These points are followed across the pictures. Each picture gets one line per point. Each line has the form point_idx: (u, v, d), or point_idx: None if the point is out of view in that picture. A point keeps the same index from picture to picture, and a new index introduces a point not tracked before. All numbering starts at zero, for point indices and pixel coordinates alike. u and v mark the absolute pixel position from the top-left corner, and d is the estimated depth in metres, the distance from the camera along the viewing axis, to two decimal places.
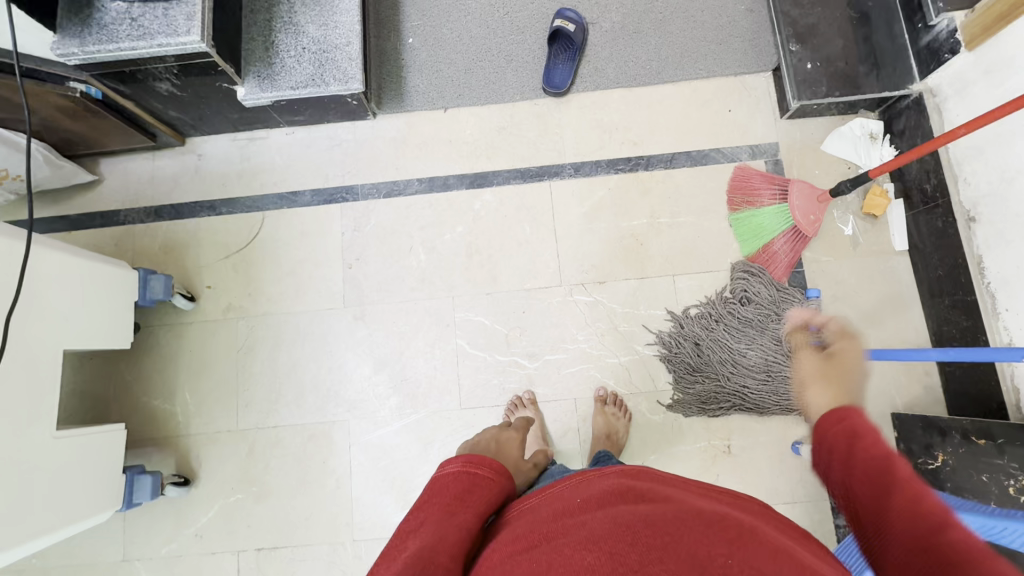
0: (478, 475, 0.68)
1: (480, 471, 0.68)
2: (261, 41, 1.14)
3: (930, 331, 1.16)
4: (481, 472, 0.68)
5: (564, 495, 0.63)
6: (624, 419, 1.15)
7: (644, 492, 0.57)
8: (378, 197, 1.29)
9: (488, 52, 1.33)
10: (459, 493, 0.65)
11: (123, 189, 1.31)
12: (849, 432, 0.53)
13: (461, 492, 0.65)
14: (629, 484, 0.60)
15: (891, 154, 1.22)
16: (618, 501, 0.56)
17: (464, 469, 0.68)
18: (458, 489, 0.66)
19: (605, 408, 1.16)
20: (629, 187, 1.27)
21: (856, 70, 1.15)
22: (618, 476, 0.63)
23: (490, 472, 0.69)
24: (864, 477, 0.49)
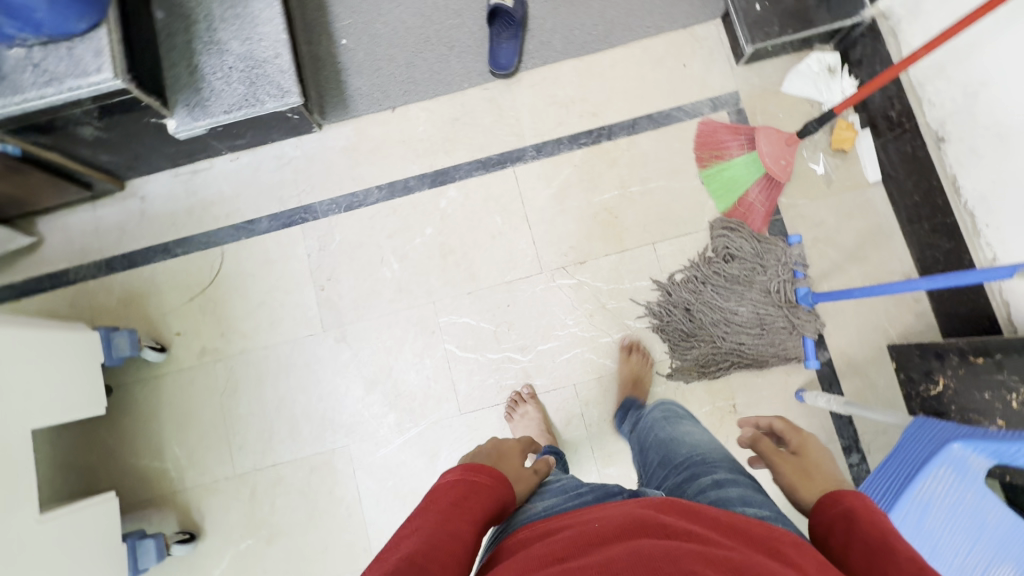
0: (479, 480, 0.70)
1: (479, 478, 0.70)
2: (183, 66, 1.06)
3: (915, 258, 1.16)
4: (480, 478, 0.70)
5: (580, 519, 0.60)
6: (648, 365, 1.15)
7: (668, 525, 0.55)
8: (339, 211, 1.23)
9: (427, 41, 1.27)
10: (458, 498, 0.66)
11: (68, 246, 1.23)
12: (845, 506, 0.57)
13: (459, 496, 0.67)
14: (652, 513, 0.57)
15: (851, 85, 1.19)
16: (638, 530, 0.54)
17: (465, 477, 0.70)
18: (457, 495, 0.67)
19: (629, 356, 1.15)
20: (595, 161, 1.23)
21: (806, 3, 1.11)
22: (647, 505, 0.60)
23: (489, 478, 0.71)
24: (863, 549, 0.51)
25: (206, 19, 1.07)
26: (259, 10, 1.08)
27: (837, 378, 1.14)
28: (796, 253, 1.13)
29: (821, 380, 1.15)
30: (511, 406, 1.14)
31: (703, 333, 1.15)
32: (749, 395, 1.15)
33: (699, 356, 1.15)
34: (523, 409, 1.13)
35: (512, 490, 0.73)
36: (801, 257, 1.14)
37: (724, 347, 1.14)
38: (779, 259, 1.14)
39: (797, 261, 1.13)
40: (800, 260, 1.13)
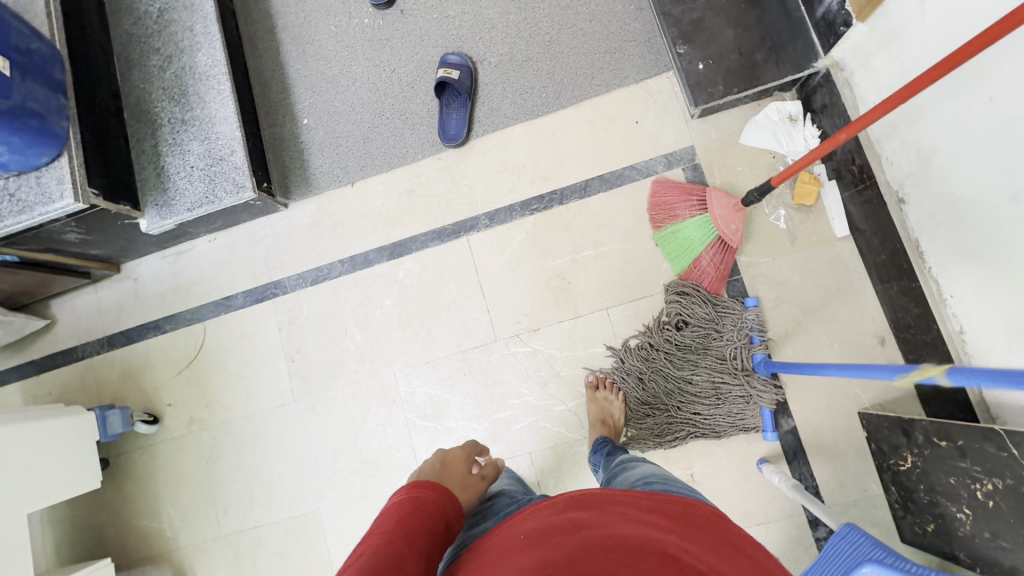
0: (426, 495, 0.72)
1: (424, 494, 0.72)
2: (151, 169, 1.16)
3: (888, 319, 1.08)
4: (426, 493, 0.72)
5: (503, 530, 0.64)
6: (617, 402, 1.13)
7: (582, 522, 0.60)
8: (305, 285, 1.29)
9: (382, 115, 1.31)
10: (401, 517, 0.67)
11: (76, 325, 1.37)
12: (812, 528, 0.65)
13: (403, 514, 0.68)
14: (569, 512, 0.62)
15: (813, 135, 1.13)
16: (554, 535, 0.58)
17: (409, 496, 0.71)
18: (401, 512, 0.68)
19: (597, 394, 1.14)
20: (547, 226, 1.23)
21: (752, 58, 1.06)
22: (562, 503, 0.64)
23: (436, 493, 0.72)
24: None
25: (171, 123, 1.17)
26: (216, 111, 1.16)
27: (801, 449, 1.09)
28: (752, 317, 1.11)
29: (785, 450, 1.10)
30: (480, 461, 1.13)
31: (658, 402, 1.13)
32: (709, 464, 1.12)
33: (654, 425, 1.13)
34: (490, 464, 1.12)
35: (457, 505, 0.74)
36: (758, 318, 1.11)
37: (679, 416, 1.12)
38: (736, 323, 1.12)
39: (755, 325, 1.11)
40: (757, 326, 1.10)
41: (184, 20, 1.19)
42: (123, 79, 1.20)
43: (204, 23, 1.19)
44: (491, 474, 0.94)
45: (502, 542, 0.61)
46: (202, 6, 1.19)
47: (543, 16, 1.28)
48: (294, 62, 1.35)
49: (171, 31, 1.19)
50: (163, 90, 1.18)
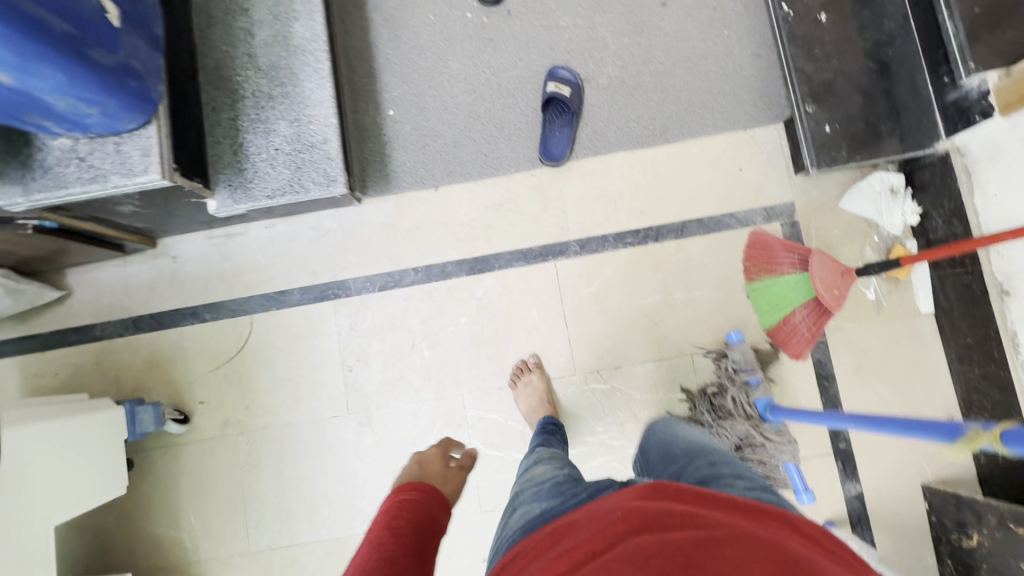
0: (410, 497, 0.72)
1: (407, 494, 0.72)
2: (227, 144, 1.03)
3: (960, 397, 1.13)
4: (408, 496, 0.72)
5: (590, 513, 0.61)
6: None
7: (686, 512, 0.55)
8: (373, 290, 1.20)
9: (477, 119, 1.23)
10: (392, 521, 0.67)
11: (96, 301, 1.21)
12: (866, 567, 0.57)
13: (391, 518, 0.67)
14: (666, 500, 0.58)
15: (914, 210, 1.14)
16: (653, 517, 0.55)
17: (397, 501, 0.71)
18: (390, 517, 0.68)
19: None
20: (639, 262, 1.19)
21: (877, 128, 1.07)
22: (653, 491, 0.60)
23: (417, 494, 0.73)
24: None
25: (255, 96, 1.04)
26: (310, 91, 1.04)
27: (866, 515, 1.13)
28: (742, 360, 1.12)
29: (850, 514, 1.13)
30: (516, 372, 1.16)
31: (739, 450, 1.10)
32: None
33: None
34: (529, 377, 1.15)
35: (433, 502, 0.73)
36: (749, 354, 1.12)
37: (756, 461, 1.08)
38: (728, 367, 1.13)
39: (742, 363, 1.12)
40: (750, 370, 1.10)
41: None
42: (200, 37, 1.06)
43: None
44: (468, 463, 0.94)
45: (591, 523, 0.57)
46: None
47: (657, 45, 1.23)
48: (384, 46, 1.24)
49: None
50: (249, 58, 1.05)
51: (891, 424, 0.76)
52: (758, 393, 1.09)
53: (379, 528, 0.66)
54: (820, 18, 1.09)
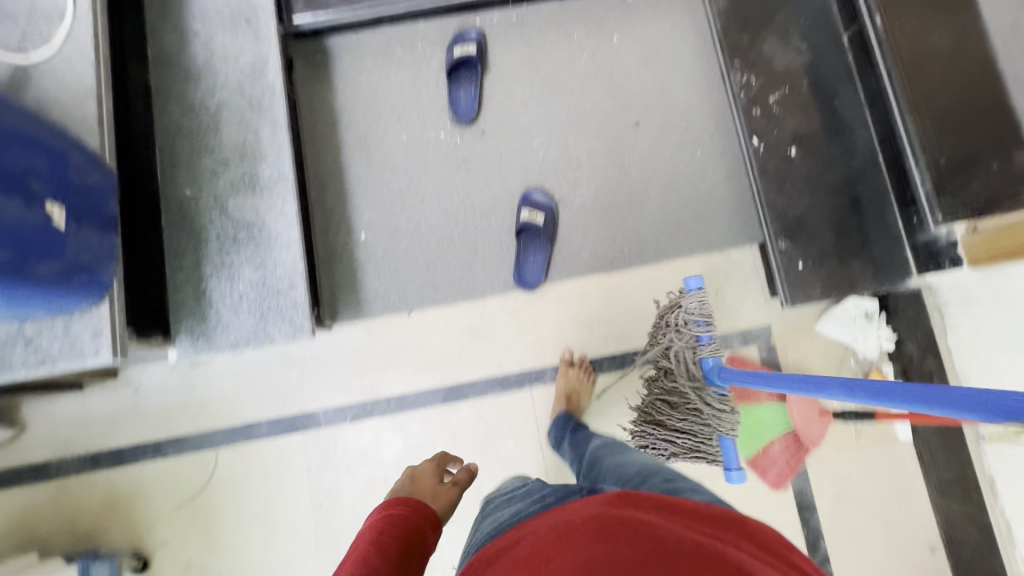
0: (397, 513, 0.65)
1: (399, 509, 0.66)
2: (189, 290, 1.00)
3: (940, 527, 1.12)
4: (399, 510, 0.65)
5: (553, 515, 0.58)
6: None
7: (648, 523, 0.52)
8: (344, 421, 1.16)
9: (451, 242, 1.21)
10: (378, 534, 0.60)
11: (53, 436, 1.15)
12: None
13: (377, 533, 0.61)
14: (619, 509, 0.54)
15: (889, 334, 1.12)
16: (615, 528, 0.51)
17: (384, 515, 0.65)
18: (375, 532, 0.61)
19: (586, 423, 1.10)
20: (616, 388, 1.18)
21: (850, 267, 1.07)
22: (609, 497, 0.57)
23: (406, 509, 0.66)
24: None
25: (219, 240, 1.01)
26: (276, 233, 1.02)
27: None
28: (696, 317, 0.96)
29: None
30: None
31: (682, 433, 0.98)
32: None
33: None
34: None
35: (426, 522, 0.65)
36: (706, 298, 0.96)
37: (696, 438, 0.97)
38: (679, 318, 0.98)
39: (698, 314, 0.96)
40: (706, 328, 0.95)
41: (248, 122, 1.05)
42: (163, 177, 1.03)
43: (272, 129, 1.05)
44: (466, 479, 0.87)
45: (550, 528, 0.54)
46: (270, 109, 1.05)
47: (630, 166, 1.23)
48: (355, 168, 1.23)
49: (229, 130, 1.04)
50: (213, 199, 1.02)
51: (928, 400, 0.54)
52: (705, 351, 0.95)
53: (362, 542, 0.60)
54: (790, 152, 1.09)
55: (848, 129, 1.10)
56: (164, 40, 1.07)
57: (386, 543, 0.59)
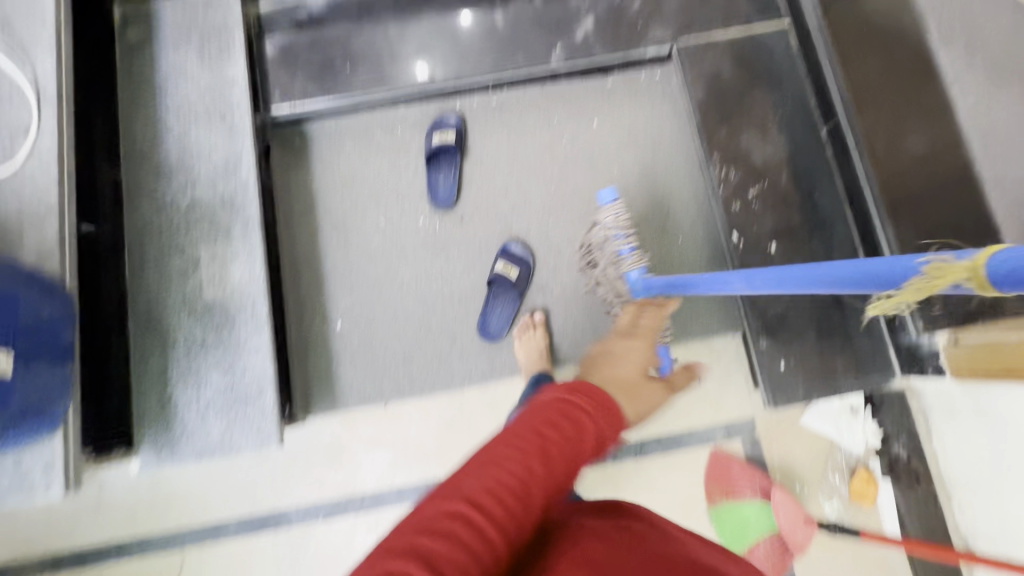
0: (578, 405, 0.57)
1: (579, 399, 0.57)
2: (153, 398, 0.97)
3: None
4: (583, 415, 0.56)
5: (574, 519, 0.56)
6: None
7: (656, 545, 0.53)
8: (316, 519, 1.13)
9: (428, 330, 1.19)
10: (541, 424, 0.53)
11: (13, 536, 1.11)
12: None
13: (542, 423, 0.54)
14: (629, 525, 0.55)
15: (874, 430, 1.10)
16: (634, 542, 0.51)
17: (563, 397, 0.57)
18: (546, 423, 0.54)
19: None
20: (597, 483, 1.14)
21: (833, 365, 1.05)
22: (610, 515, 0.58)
23: (593, 421, 0.56)
24: None
25: (185, 344, 0.99)
26: (246, 336, 0.99)
27: None
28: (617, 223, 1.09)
29: None
30: None
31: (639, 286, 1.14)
32: None
33: None
34: None
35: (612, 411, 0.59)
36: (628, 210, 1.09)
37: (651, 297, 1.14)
38: (602, 231, 1.13)
39: (615, 226, 1.10)
40: (622, 241, 1.08)
41: (219, 221, 1.03)
42: (131, 278, 1.01)
43: (243, 227, 1.03)
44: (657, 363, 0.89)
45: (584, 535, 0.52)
46: (242, 208, 1.04)
47: None
48: (332, 254, 1.21)
49: (199, 229, 1.03)
50: (181, 301, 1.00)
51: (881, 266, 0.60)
52: (628, 264, 1.07)
53: (524, 427, 0.53)
54: (770, 248, 1.08)
55: (828, 225, 1.09)
56: (137, 135, 1.06)
57: (552, 457, 0.52)
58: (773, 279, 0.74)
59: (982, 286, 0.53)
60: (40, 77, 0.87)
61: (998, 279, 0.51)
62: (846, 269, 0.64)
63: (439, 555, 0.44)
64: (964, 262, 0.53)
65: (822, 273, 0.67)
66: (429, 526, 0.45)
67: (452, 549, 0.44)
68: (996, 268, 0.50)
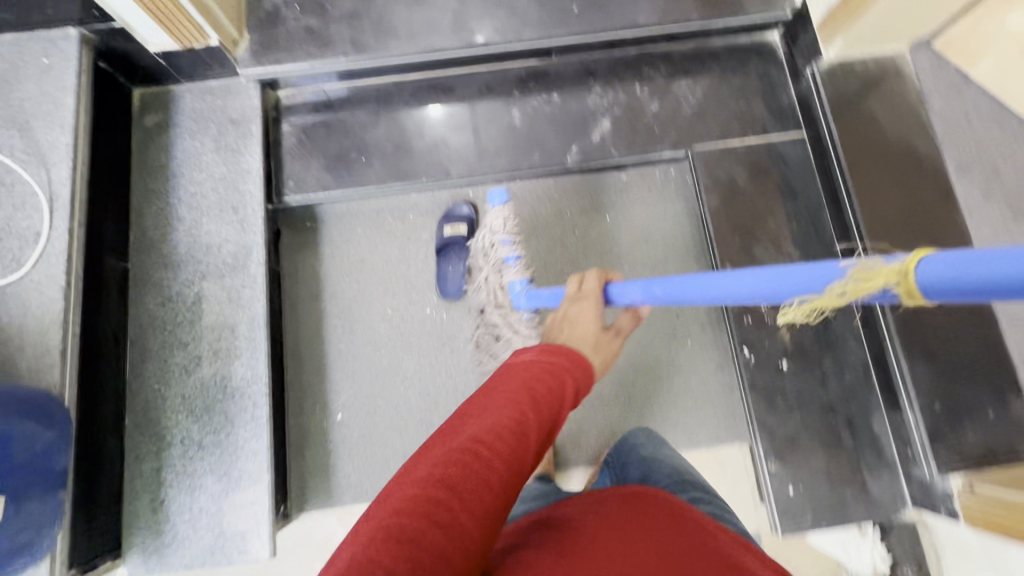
0: (555, 361, 0.76)
1: (554, 360, 0.77)
2: (146, 500, 0.95)
3: None
4: (557, 362, 0.76)
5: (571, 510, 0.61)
6: None
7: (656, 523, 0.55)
8: None
9: (429, 425, 1.17)
10: (530, 381, 0.69)
11: None
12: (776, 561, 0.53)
13: (532, 377, 0.70)
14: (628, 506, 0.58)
15: (885, 552, 1.06)
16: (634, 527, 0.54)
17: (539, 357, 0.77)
18: (533, 375, 0.71)
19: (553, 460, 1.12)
20: None
21: (843, 491, 1.03)
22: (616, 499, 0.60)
23: (563, 365, 0.77)
24: None
25: (182, 445, 0.97)
26: (243, 439, 0.97)
27: None
28: (502, 229, 1.11)
29: None
30: None
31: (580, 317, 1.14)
32: None
33: None
34: None
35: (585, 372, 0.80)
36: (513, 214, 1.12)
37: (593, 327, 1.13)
38: (489, 237, 1.14)
39: (500, 231, 1.11)
40: (508, 247, 1.09)
41: (225, 317, 1.02)
42: (131, 373, 1.00)
43: (249, 324, 1.02)
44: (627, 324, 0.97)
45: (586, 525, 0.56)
46: (249, 304, 1.02)
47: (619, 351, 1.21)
48: (337, 341, 1.20)
49: (205, 324, 1.02)
50: (181, 399, 0.98)
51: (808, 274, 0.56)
52: (512, 273, 1.08)
53: (517, 387, 0.68)
54: (781, 365, 1.07)
55: (841, 342, 1.08)
56: (147, 224, 1.06)
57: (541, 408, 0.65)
58: (699, 289, 0.71)
59: (911, 292, 0.46)
60: (54, 183, 0.86)
61: (930, 282, 0.44)
62: (768, 275, 0.60)
63: (453, 477, 0.53)
64: (892, 264, 0.47)
65: (743, 285, 0.63)
66: (448, 458, 0.55)
67: (467, 476, 0.54)
68: (928, 270, 0.44)
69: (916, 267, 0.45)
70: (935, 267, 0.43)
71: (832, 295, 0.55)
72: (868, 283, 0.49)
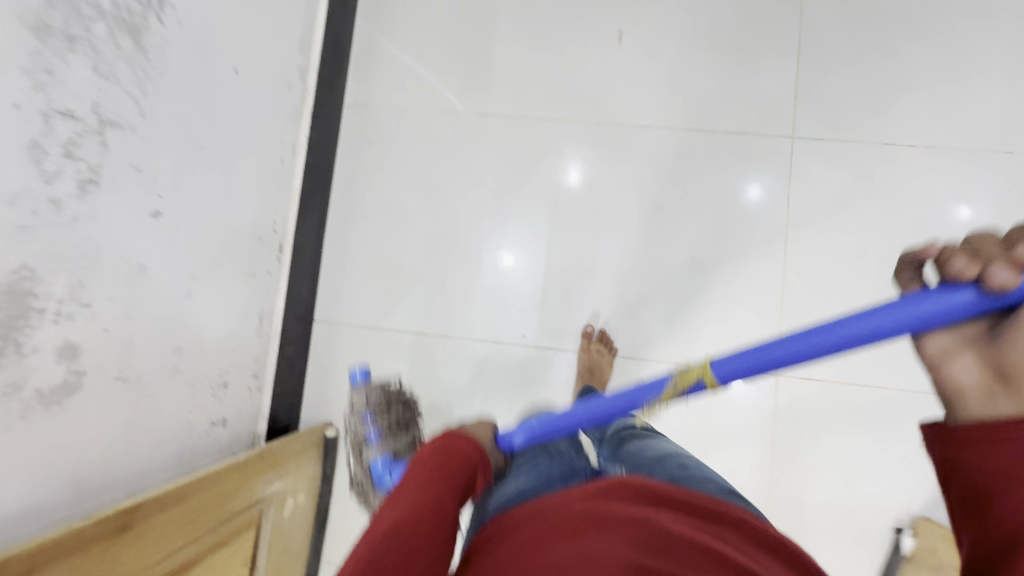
0: (459, 448, 0.63)
1: (457, 444, 0.63)
2: None
3: None
4: (461, 445, 0.63)
5: (536, 511, 0.53)
6: None
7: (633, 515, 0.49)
8: None
9: None
10: (434, 463, 0.59)
11: None
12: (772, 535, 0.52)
13: (427, 466, 0.59)
14: (620, 493, 0.53)
15: None
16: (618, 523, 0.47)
17: (440, 443, 0.63)
18: (433, 460, 0.60)
19: None
20: None
21: None
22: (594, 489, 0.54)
23: (469, 447, 0.63)
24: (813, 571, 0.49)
25: None
26: None
27: None
28: (365, 403, 1.00)
29: None
30: None
31: None
32: None
33: None
34: None
35: (484, 465, 0.64)
36: (378, 388, 1.02)
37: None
38: (353, 421, 1.03)
39: (367, 406, 0.99)
40: (372, 422, 0.97)
41: None
42: None
43: None
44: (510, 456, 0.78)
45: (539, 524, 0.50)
46: None
47: None
48: None
49: None
50: None
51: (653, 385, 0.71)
52: (374, 452, 0.94)
53: (419, 470, 0.59)
54: None
55: None
56: None
57: (450, 482, 0.58)
58: (575, 417, 0.76)
59: (711, 383, 0.66)
60: None
61: (726, 373, 0.65)
62: (622, 396, 0.73)
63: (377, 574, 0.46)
64: (693, 366, 0.67)
65: (604, 402, 0.74)
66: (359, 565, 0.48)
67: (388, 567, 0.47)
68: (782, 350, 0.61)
69: (713, 367, 0.66)
70: (723, 363, 0.65)
71: (668, 391, 0.70)
72: (685, 382, 0.68)
